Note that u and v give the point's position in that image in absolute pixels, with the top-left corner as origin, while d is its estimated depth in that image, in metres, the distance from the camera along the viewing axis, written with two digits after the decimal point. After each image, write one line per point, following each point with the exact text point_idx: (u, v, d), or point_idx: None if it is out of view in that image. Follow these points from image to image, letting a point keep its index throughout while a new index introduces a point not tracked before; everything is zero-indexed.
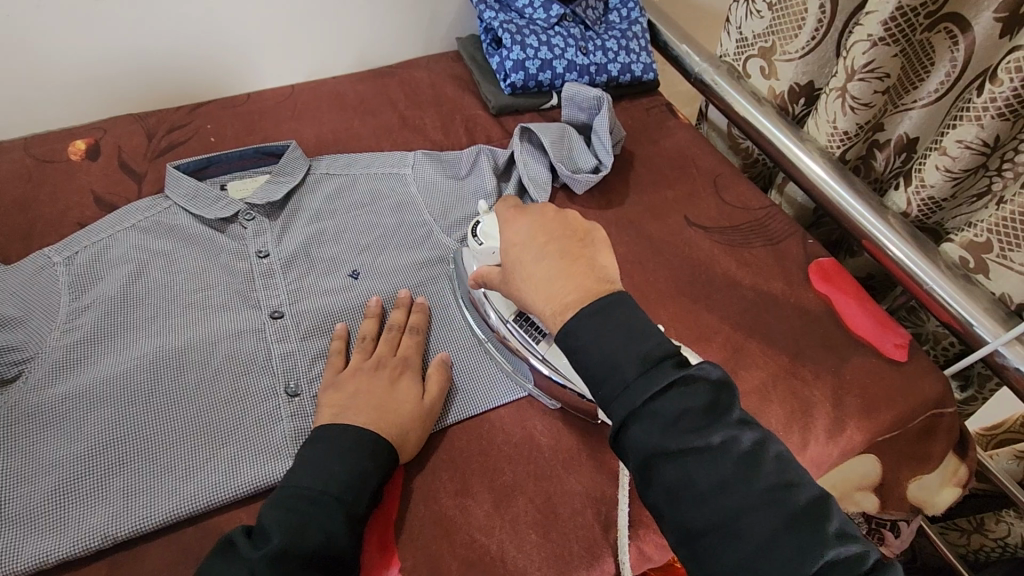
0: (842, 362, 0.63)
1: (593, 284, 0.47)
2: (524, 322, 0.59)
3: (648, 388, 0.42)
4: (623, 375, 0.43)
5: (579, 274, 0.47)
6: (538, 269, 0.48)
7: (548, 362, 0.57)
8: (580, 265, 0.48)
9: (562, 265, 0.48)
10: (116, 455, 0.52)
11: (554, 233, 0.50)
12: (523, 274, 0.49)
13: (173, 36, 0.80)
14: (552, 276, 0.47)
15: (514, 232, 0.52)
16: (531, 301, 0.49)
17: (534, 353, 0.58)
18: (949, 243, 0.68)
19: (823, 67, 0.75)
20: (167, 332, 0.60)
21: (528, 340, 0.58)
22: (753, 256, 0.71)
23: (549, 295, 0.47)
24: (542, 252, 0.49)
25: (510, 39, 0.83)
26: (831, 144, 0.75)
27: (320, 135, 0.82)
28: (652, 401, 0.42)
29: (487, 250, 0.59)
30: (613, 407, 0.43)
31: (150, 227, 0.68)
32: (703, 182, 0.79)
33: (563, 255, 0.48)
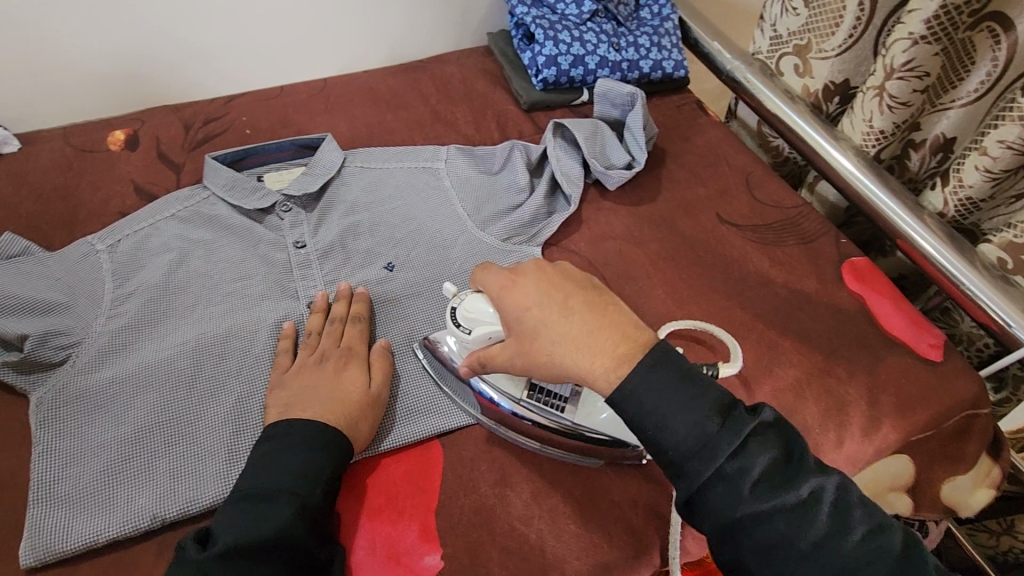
0: (877, 362, 0.62)
1: (632, 330, 0.46)
2: (539, 393, 0.53)
3: (734, 441, 0.42)
4: (705, 428, 0.43)
5: (613, 324, 0.46)
6: (572, 327, 0.46)
7: (578, 427, 0.53)
8: (610, 314, 0.47)
9: (594, 318, 0.46)
10: (161, 439, 0.53)
11: (569, 286, 0.49)
12: (555, 336, 0.46)
13: (212, 30, 0.81)
14: (592, 332, 0.46)
15: (523, 295, 0.49)
16: (572, 362, 0.46)
17: (560, 421, 0.53)
18: (987, 243, 0.68)
19: (859, 66, 0.75)
20: (208, 320, 0.61)
21: (552, 410, 0.53)
22: (786, 254, 0.71)
23: (599, 352, 0.45)
24: (566, 309, 0.47)
25: (542, 35, 0.83)
26: (866, 143, 0.75)
27: (353, 128, 0.83)
28: (738, 457, 0.42)
29: (479, 338, 0.52)
30: (692, 461, 0.43)
31: (189, 216, 0.69)
32: (735, 180, 0.79)
33: (590, 309, 0.47)
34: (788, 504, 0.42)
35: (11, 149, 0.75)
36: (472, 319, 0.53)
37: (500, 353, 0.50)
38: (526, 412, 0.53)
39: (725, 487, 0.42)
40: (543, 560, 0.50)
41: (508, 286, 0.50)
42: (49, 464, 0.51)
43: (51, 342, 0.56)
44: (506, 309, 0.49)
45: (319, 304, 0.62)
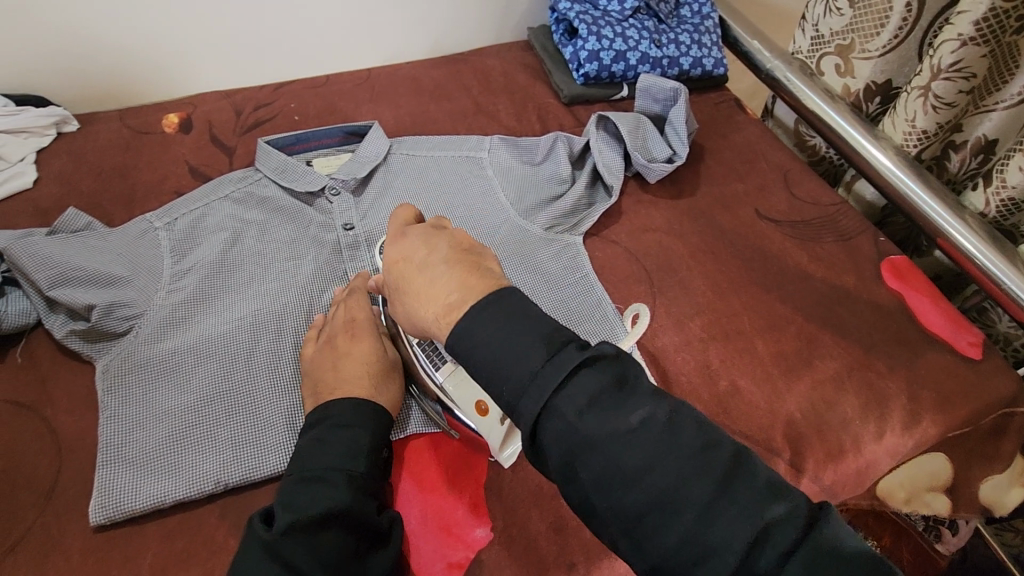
0: (916, 357, 0.63)
1: (479, 281, 0.44)
2: (428, 348, 0.57)
3: (557, 373, 0.39)
4: (530, 362, 0.40)
5: (464, 274, 0.45)
6: (423, 279, 0.46)
7: (445, 390, 0.55)
8: (466, 266, 0.46)
9: (446, 268, 0.46)
10: (221, 408, 0.55)
11: (440, 241, 0.48)
12: (411, 287, 0.47)
13: (263, 19, 0.82)
14: (436, 283, 0.45)
15: (397, 252, 0.49)
16: (421, 312, 0.46)
17: (432, 379, 0.55)
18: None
19: (902, 67, 0.76)
20: (263, 297, 0.63)
21: (427, 366, 0.56)
22: (825, 251, 0.72)
23: (434, 302, 0.45)
24: (427, 262, 0.47)
25: (586, 30, 0.84)
26: (907, 143, 0.75)
27: (398, 118, 0.85)
28: (560, 388, 0.39)
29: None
30: (522, 400, 0.39)
31: (242, 197, 0.71)
32: (774, 177, 0.80)
33: (448, 262, 0.46)
34: (621, 432, 0.38)
35: (70, 128, 0.77)
36: None
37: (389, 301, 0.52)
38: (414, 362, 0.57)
39: (552, 416, 0.39)
40: (591, 536, 0.51)
41: (394, 240, 0.50)
42: (116, 429, 0.53)
43: (116, 313, 0.58)
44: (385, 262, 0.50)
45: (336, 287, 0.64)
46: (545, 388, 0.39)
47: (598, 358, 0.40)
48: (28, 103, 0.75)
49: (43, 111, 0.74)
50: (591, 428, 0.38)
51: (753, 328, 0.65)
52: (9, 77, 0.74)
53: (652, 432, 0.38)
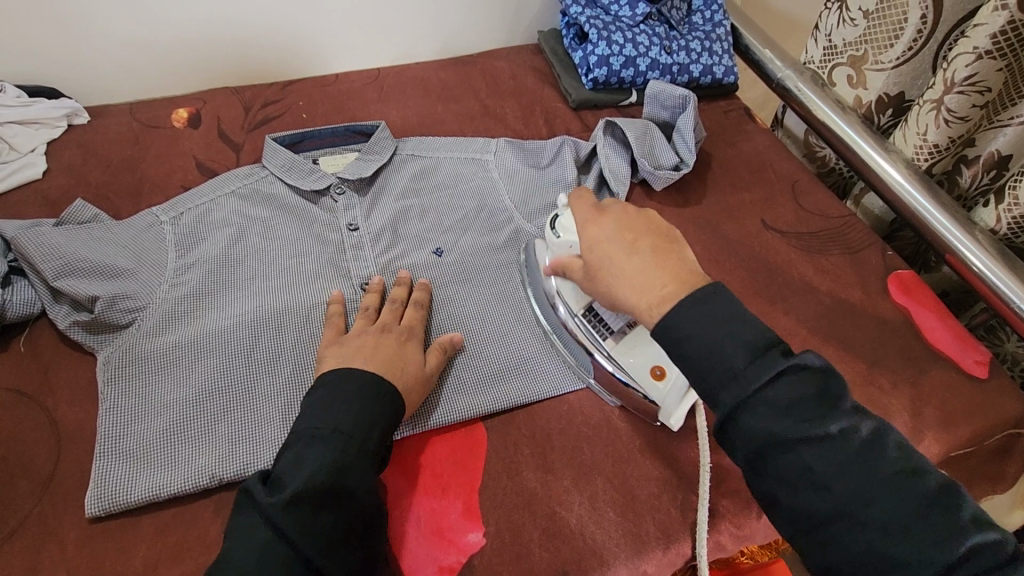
0: (921, 374, 0.62)
1: (689, 275, 0.47)
2: (592, 316, 0.58)
3: (761, 374, 0.42)
4: (731, 363, 0.43)
5: (677, 269, 0.47)
6: (630, 264, 0.48)
7: (613, 359, 0.57)
8: (673, 255, 0.48)
9: (657, 260, 0.48)
10: (218, 404, 0.55)
11: (642, 226, 0.50)
12: (615, 271, 0.49)
13: (274, 15, 0.83)
14: (647, 271, 0.47)
15: (600, 230, 0.52)
16: (622, 296, 0.49)
17: (601, 349, 0.57)
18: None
19: (916, 79, 0.75)
20: (265, 294, 0.63)
21: (594, 336, 0.58)
22: (831, 264, 0.71)
23: (646, 289, 0.47)
24: (633, 248, 0.49)
25: (596, 35, 0.84)
26: (918, 157, 0.75)
27: (405, 118, 0.85)
28: (763, 389, 0.42)
29: (564, 244, 0.59)
30: (722, 394, 0.43)
31: (248, 194, 0.71)
32: (781, 188, 0.79)
33: (654, 250, 0.48)
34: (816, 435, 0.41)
35: (80, 121, 0.78)
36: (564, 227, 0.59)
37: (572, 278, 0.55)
38: (575, 328, 0.59)
39: (752, 414, 0.42)
40: (582, 545, 0.51)
41: (591, 220, 0.53)
42: (113, 420, 0.53)
43: (119, 305, 0.58)
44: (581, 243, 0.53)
45: (375, 284, 0.63)
46: (751, 382, 0.42)
47: (802, 368, 0.42)
48: (41, 95, 0.76)
49: (55, 103, 0.75)
50: (789, 428, 0.41)
51: None
52: (23, 69, 0.75)
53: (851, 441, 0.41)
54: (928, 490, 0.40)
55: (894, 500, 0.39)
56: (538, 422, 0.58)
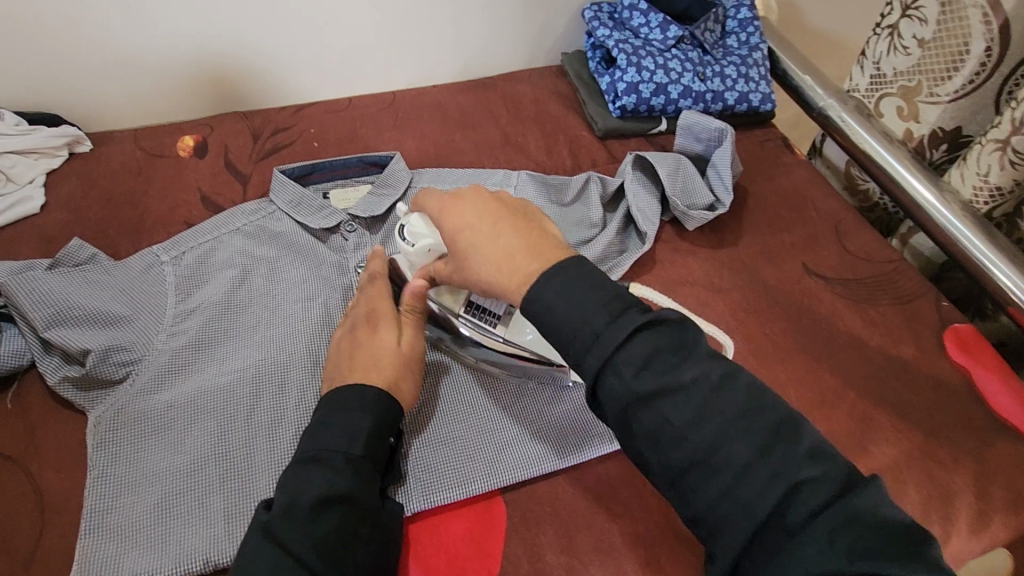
0: (984, 446, 0.57)
1: (553, 253, 0.46)
2: (476, 310, 0.58)
3: (617, 335, 0.41)
4: (592, 325, 0.42)
5: (537, 247, 0.46)
6: (497, 246, 0.47)
7: (508, 341, 0.57)
8: (534, 233, 0.47)
9: (521, 240, 0.47)
10: (214, 474, 0.51)
11: (501, 207, 0.49)
12: (483, 255, 0.47)
13: (285, 38, 0.78)
14: (514, 253, 0.46)
15: (458, 216, 0.49)
16: (496, 280, 0.47)
17: (493, 335, 0.57)
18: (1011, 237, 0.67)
19: (976, 114, 0.68)
20: (267, 344, 0.59)
21: (486, 327, 0.57)
22: (880, 315, 0.65)
23: (514, 272, 0.46)
24: (495, 232, 0.47)
25: (625, 60, 0.80)
26: (976, 199, 0.68)
27: (422, 148, 0.81)
28: (621, 348, 0.41)
29: (421, 251, 0.56)
30: (584, 360, 0.42)
31: (253, 231, 0.67)
32: (824, 228, 0.73)
33: (518, 230, 0.47)
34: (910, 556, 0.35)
35: (83, 149, 0.74)
36: (416, 235, 0.57)
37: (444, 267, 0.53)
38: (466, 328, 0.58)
39: (612, 376, 0.41)
40: None
41: (448, 206, 0.50)
42: (103, 490, 0.49)
43: (113, 357, 0.55)
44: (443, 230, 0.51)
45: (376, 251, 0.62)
46: (610, 343, 0.41)
47: (658, 323, 0.42)
48: (41, 122, 0.72)
49: (57, 131, 0.72)
50: (647, 382, 0.40)
51: (802, 403, 0.59)
52: (24, 95, 0.71)
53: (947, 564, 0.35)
54: None
55: None
56: (561, 497, 0.53)
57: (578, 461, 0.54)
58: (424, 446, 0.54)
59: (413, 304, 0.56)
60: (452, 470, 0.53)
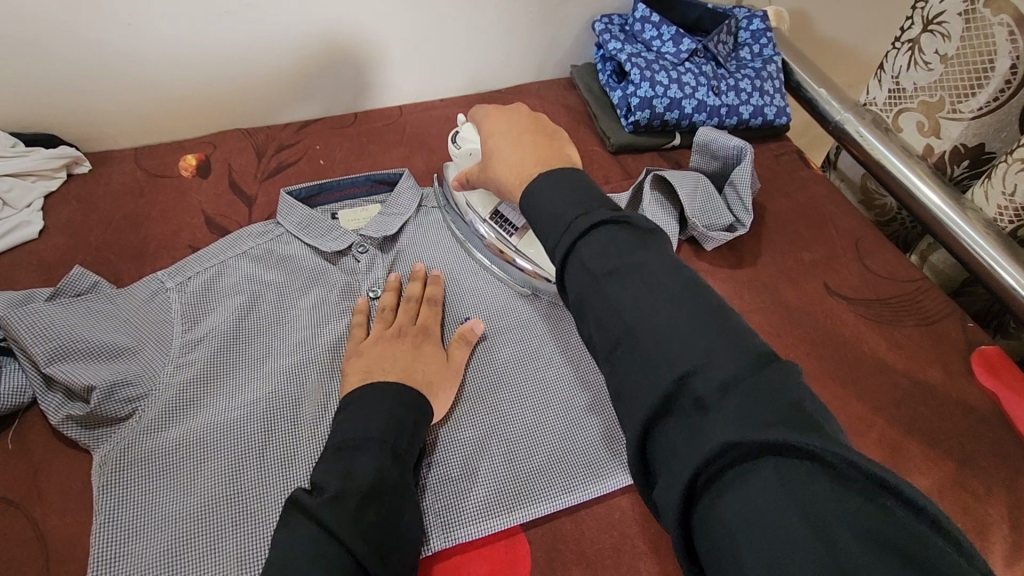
0: (1017, 477, 0.55)
1: (555, 158, 0.52)
2: (498, 220, 0.67)
3: (587, 223, 0.43)
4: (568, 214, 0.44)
5: (546, 152, 0.52)
6: (512, 153, 0.55)
7: (519, 252, 0.66)
8: (548, 144, 0.54)
9: (532, 147, 0.54)
10: (226, 516, 0.49)
11: (528, 125, 0.56)
12: (500, 157, 0.56)
13: (291, 53, 0.76)
14: (523, 155, 0.53)
15: (494, 129, 0.59)
16: (506, 181, 0.55)
17: (508, 242, 0.66)
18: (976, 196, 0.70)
19: (999, 131, 0.67)
20: (278, 375, 0.57)
21: (503, 234, 0.66)
22: (906, 338, 0.64)
23: (518, 169, 0.53)
24: (516, 140, 0.55)
25: (639, 74, 0.78)
26: (1000, 216, 0.67)
27: (431, 164, 0.79)
28: (588, 232, 0.42)
29: (465, 154, 0.65)
30: (557, 243, 0.44)
31: (261, 255, 0.65)
32: (843, 245, 0.72)
33: (534, 141, 0.54)
34: None
35: (82, 169, 0.72)
36: (463, 141, 0.65)
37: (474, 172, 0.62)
38: (485, 232, 0.67)
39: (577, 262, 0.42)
40: None
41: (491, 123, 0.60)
42: (110, 536, 0.47)
43: (118, 393, 0.53)
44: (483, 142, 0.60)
45: (392, 283, 0.63)
46: (578, 228, 0.43)
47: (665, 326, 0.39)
48: (38, 143, 0.70)
49: (55, 152, 0.69)
50: (604, 264, 0.41)
51: None
52: (20, 115, 0.69)
53: None
54: None
55: None
56: (586, 536, 0.51)
57: (602, 494, 0.53)
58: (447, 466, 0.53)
59: (467, 334, 0.59)
60: (479, 502, 0.51)
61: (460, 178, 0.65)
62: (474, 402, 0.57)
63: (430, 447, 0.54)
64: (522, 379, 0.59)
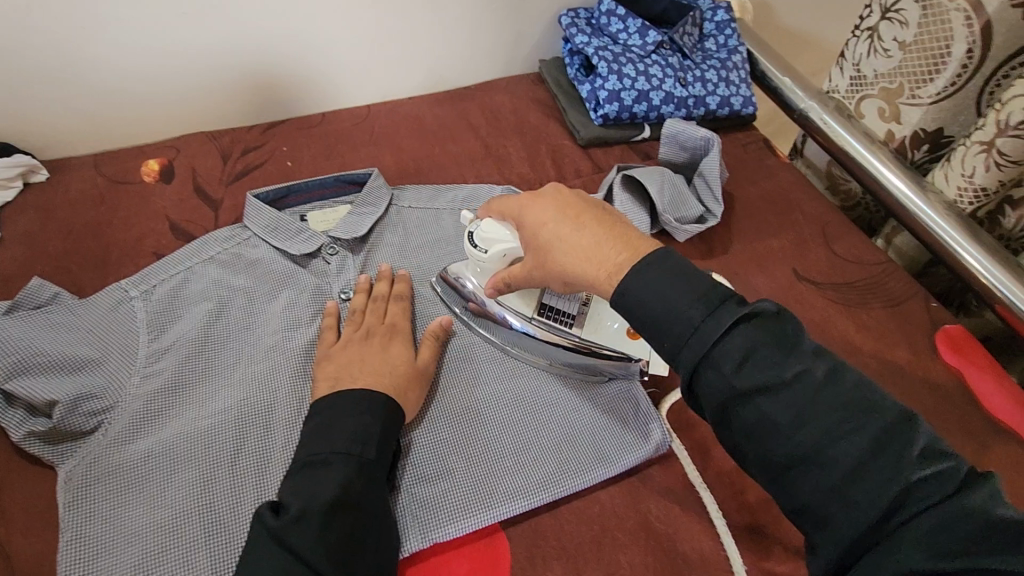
0: (982, 450, 0.57)
1: (639, 244, 0.46)
2: (549, 313, 0.59)
3: (715, 331, 0.40)
4: (689, 318, 0.41)
5: (623, 238, 0.47)
6: (580, 238, 0.48)
7: (586, 341, 0.58)
8: (618, 227, 0.48)
9: (605, 233, 0.48)
10: (199, 526, 0.48)
11: (581, 204, 0.50)
12: (568, 246, 0.49)
13: (253, 57, 0.75)
14: (599, 242, 0.47)
15: (540, 211, 0.51)
16: (580, 269, 0.48)
17: (569, 336, 0.58)
18: (937, 179, 0.71)
19: (957, 115, 0.69)
20: (249, 381, 0.56)
21: (561, 327, 0.58)
22: (873, 319, 0.65)
23: (604, 260, 0.46)
24: (578, 225, 0.49)
25: (606, 68, 0.78)
26: (960, 198, 0.68)
27: (400, 161, 0.78)
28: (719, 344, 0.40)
29: (495, 257, 0.56)
30: (682, 353, 0.41)
31: (229, 260, 0.64)
32: (810, 231, 0.73)
33: (600, 224, 0.48)
34: None
35: (39, 178, 0.70)
36: (488, 240, 0.56)
37: (521, 271, 0.54)
38: (539, 330, 0.58)
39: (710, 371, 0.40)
40: None
41: (529, 205, 0.53)
42: (79, 553, 0.46)
43: (84, 406, 0.51)
44: (526, 229, 0.52)
45: (360, 284, 0.62)
46: (710, 336, 0.40)
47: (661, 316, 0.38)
48: None
49: (8, 161, 0.67)
50: (749, 379, 0.39)
51: None
52: None
53: None
54: None
55: None
56: (565, 528, 0.51)
57: (580, 488, 0.53)
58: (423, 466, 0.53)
59: (439, 332, 0.59)
60: (456, 499, 0.51)
61: (497, 283, 0.57)
62: (452, 401, 0.57)
63: (405, 448, 0.53)
64: (498, 377, 0.59)
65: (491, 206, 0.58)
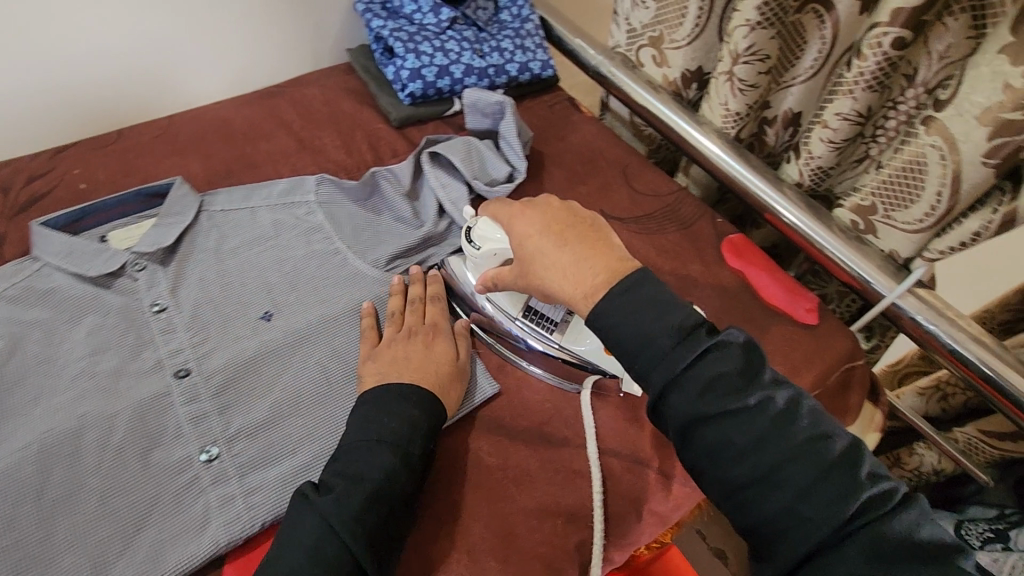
0: (762, 334, 0.66)
1: (620, 266, 0.49)
2: (533, 315, 0.61)
3: (687, 355, 0.44)
4: (660, 344, 0.45)
5: (602, 257, 0.50)
6: (563, 255, 0.51)
7: (564, 347, 0.60)
8: (600, 246, 0.51)
9: (585, 248, 0.51)
10: (7, 565, 0.46)
11: (567, 225, 0.53)
12: (549, 262, 0.52)
13: (22, 80, 0.71)
14: (578, 260, 0.50)
15: (527, 226, 0.55)
16: (558, 287, 0.51)
17: (548, 340, 0.60)
18: (708, 112, 0.80)
19: (709, 53, 0.78)
20: (54, 412, 0.53)
21: (542, 330, 0.61)
22: (669, 242, 0.73)
23: (581, 277, 0.49)
24: (561, 241, 0.52)
25: (402, 48, 0.81)
26: (726, 125, 0.77)
27: (209, 168, 0.76)
28: (687, 368, 0.44)
29: (487, 254, 0.60)
30: (652, 374, 0.45)
31: (19, 294, 0.60)
32: (612, 174, 0.80)
33: (583, 241, 0.51)
34: (734, 410, 0.42)
35: None
36: (482, 237, 0.61)
37: (508, 273, 0.57)
38: (518, 331, 0.61)
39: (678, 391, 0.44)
40: None
41: (518, 216, 0.56)
42: None
43: None
44: (514, 238, 0.56)
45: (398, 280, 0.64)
46: (689, 355, 0.44)
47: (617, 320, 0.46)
48: None
49: None
50: (715, 403, 0.43)
51: None
52: None
53: (766, 415, 0.43)
54: (830, 455, 0.42)
55: (814, 468, 0.41)
56: None
57: None
58: (255, 495, 0.52)
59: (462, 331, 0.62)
60: None
61: (486, 282, 0.59)
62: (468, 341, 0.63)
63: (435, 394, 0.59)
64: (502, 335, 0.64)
65: (488, 208, 0.61)
